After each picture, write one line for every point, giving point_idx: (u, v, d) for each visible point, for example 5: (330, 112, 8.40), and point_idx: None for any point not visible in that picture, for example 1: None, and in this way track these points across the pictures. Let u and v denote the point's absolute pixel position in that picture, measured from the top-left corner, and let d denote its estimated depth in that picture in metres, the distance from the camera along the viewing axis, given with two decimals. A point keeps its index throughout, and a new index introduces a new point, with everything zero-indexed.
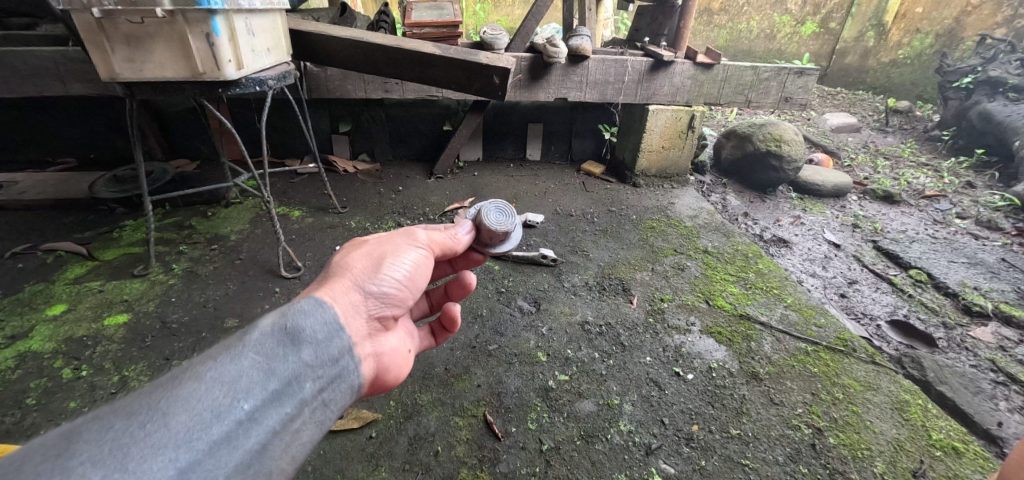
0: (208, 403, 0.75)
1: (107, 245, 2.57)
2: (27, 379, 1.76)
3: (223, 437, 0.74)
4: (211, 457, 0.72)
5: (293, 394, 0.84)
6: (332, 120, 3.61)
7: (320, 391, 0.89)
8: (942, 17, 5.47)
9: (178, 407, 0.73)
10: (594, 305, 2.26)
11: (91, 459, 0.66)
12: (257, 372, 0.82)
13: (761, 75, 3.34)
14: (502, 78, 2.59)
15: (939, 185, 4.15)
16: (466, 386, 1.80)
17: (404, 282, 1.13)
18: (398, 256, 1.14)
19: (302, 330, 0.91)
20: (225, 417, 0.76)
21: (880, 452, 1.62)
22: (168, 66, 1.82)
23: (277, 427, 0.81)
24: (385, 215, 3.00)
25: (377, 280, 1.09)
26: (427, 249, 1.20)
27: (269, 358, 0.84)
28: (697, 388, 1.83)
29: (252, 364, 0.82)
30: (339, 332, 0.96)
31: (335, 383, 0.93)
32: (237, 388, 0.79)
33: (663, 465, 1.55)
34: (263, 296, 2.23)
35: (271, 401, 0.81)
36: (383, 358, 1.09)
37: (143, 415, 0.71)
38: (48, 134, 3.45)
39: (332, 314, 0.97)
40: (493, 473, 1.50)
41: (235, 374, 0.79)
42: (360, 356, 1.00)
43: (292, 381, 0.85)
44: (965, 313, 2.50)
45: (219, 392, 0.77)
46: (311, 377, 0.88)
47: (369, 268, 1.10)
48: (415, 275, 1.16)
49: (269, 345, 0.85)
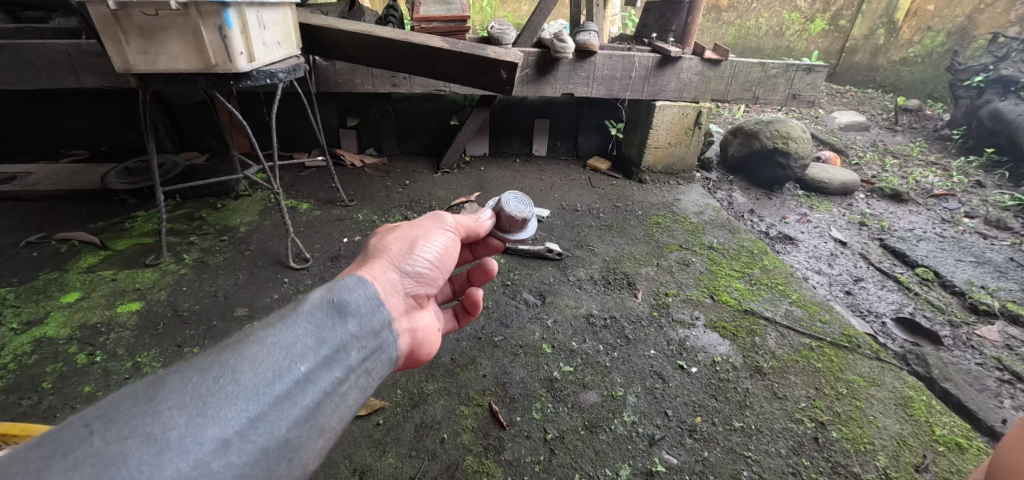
0: (269, 364, 0.78)
1: (119, 235, 2.62)
2: (43, 364, 1.80)
3: (284, 394, 0.77)
4: (275, 410, 0.75)
5: (341, 360, 0.86)
6: (340, 114, 3.63)
7: (364, 360, 0.91)
8: (953, 16, 5.40)
9: (245, 365, 0.77)
10: (599, 299, 2.28)
11: (174, 403, 0.70)
12: (310, 339, 0.84)
13: (769, 72, 3.32)
14: (509, 72, 2.61)
15: (948, 184, 4.13)
16: (471, 376, 1.82)
17: (434, 264, 1.17)
18: (430, 238, 1.19)
19: (348, 303, 0.93)
20: (285, 376, 0.78)
21: (883, 447, 1.63)
22: (181, 58, 1.85)
23: (330, 389, 0.83)
24: (393, 208, 3.03)
25: (411, 260, 1.13)
26: (456, 231, 1.25)
27: (320, 327, 0.87)
28: (701, 381, 1.84)
29: (305, 332, 0.84)
30: (379, 307, 0.98)
31: (378, 353, 0.95)
32: (294, 352, 0.81)
33: (666, 456, 1.57)
34: (273, 286, 2.26)
35: (324, 365, 0.83)
36: (418, 334, 1.10)
37: (216, 370, 0.75)
38: (61, 127, 3.51)
39: (372, 290, 1.00)
40: (498, 461, 1.53)
41: (291, 339, 0.82)
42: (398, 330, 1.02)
43: (341, 349, 0.87)
44: (972, 312, 2.50)
45: (279, 355, 0.80)
46: (357, 346, 0.90)
47: (403, 249, 1.14)
48: (444, 254, 1.20)
49: (320, 315, 0.88)
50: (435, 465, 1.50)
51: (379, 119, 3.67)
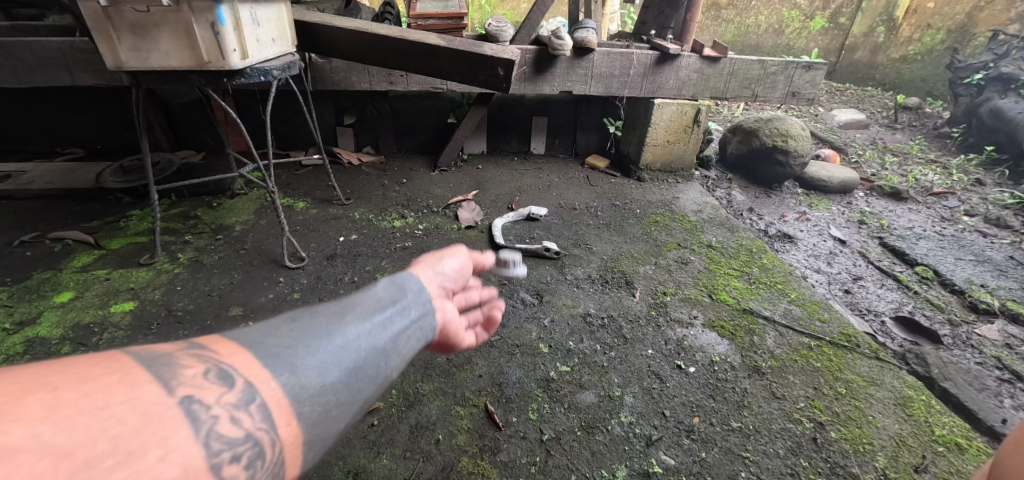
0: (364, 307, 0.91)
1: (114, 234, 2.60)
2: (36, 364, 1.78)
3: (377, 325, 0.89)
4: (373, 333, 0.87)
5: (408, 313, 0.97)
6: (336, 113, 3.61)
7: (423, 318, 1.01)
8: (953, 13, 5.36)
9: (345, 308, 0.89)
10: (596, 298, 2.26)
11: (308, 322, 0.82)
12: (386, 298, 0.97)
13: (768, 70, 3.30)
14: (506, 70, 2.58)
15: (947, 182, 4.12)
16: (467, 376, 1.80)
17: (456, 273, 1.22)
18: (453, 256, 1.26)
19: (406, 283, 1.05)
20: (374, 314, 0.91)
21: (882, 447, 1.61)
22: (173, 55, 1.82)
23: (406, 324, 0.95)
24: (389, 206, 3.01)
25: (441, 263, 1.20)
26: (473, 259, 1.32)
27: (391, 292, 0.99)
28: (699, 381, 1.83)
29: (381, 294, 0.97)
30: (422, 292, 1.05)
31: (430, 316, 1.03)
32: (378, 303, 0.94)
33: (663, 456, 1.55)
34: (268, 286, 2.24)
35: (398, 313, 0.95)
36: (449, 325, 1.11)
37: (327, 307, 0.87)
38: (56, 125, 3.48)
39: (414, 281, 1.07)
40: (494, 462, 1.51)
41: (373, 297, 0.95)
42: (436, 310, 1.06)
43: (407, 307, 0.99)
44: (972, 310, 2.48)
45: (364, 300, 0.93)
46: (417, 308, 1.01)
47: (435, 258, 1.22)
48: (464, 267, 1.26)
49: (389, 287, 1.00)
50: (430, 467, 1.49)
51: (376, 117, 3.65)
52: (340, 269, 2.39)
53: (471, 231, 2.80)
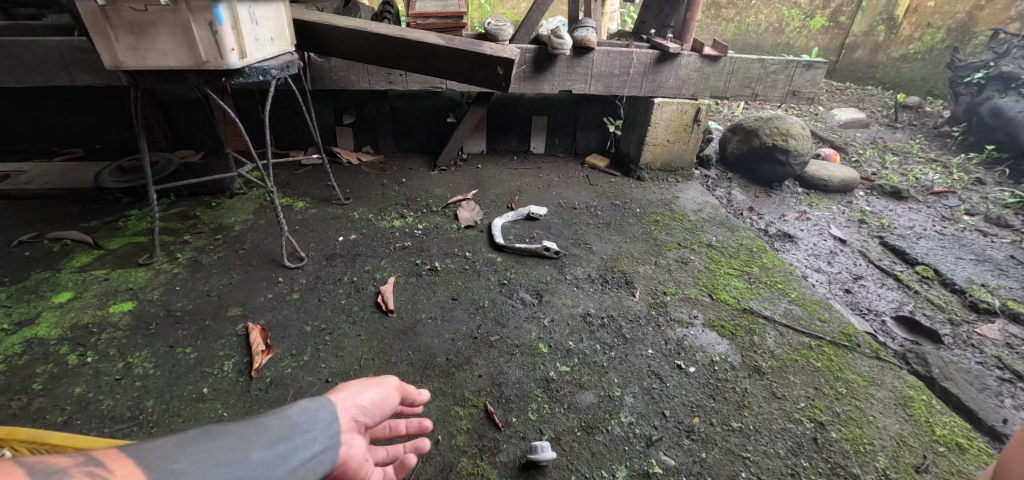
0: (272, 432, 0.94)
1: (113, 235, 2.59)
2: (34, 365, 1.78)
3: (279, 455, 0.92)
4: (271, 463, 0.90)
5: (316, 441, 0.99)
6: (336, 112, 3.60)
7: (332, 448, 1.02)
8: (954, 12, 5.34)
9: (254, 432, 0.93)
10: (596, 298, 2.25)
11: (209, 446, 0.87)
12: (298, 424, 1.00)
13: (768, 69, 3.30)
14: (506, 69, 2.57)
15: (948, 181, 4.11)
16: (466, 376, 1.80)
17: (375, 405, 1.21)
18: (378, 386, 1.26)
19: (322, 408, 1.07)
20: (279, 442, 0.94)
21: (883, 447, 1.61)
22: (171, 54, 1.82)
23: (308, 456, 0.97)
24: (389, 206, 3.00)
25: (362, 393, 1.20)
26: (399, 392, 1.31)
27: (305, 418, 1.02)
28: (699, 381, 1.82)
29: (295, 419, 1.00)
30: (331, 422, 1.05)
31: (336, 449, 1.02)
32: (288, 429, 0.97)
33: (663, 457, 1.55)
34: (267, 286, 2.24)
35: (304, 442, 0.98)
36: (350, 462, 1.06)
37: (235, 429, 0.91)
38: (55, 124, 3.47)
39: (327, 410, 1.07)
40: (493, 463, 1.51)
41: (286, 421, 0.99)
42: (341, 444, 1.04)
43: (318, 434, 1.01)
44: (972, 310, 2.48)
45: (276, 424, 0.97)
46: (328, 435, 1.03)
47: (358, 386, 1.21)
48: (385, 398, 1.25)
49: (305, 411, 1.04)
50: (429, 468, 1.48)
51: (376, 116, 3.65)
52: (340, 268, 2.38)
53: (471, 230, 2.79)
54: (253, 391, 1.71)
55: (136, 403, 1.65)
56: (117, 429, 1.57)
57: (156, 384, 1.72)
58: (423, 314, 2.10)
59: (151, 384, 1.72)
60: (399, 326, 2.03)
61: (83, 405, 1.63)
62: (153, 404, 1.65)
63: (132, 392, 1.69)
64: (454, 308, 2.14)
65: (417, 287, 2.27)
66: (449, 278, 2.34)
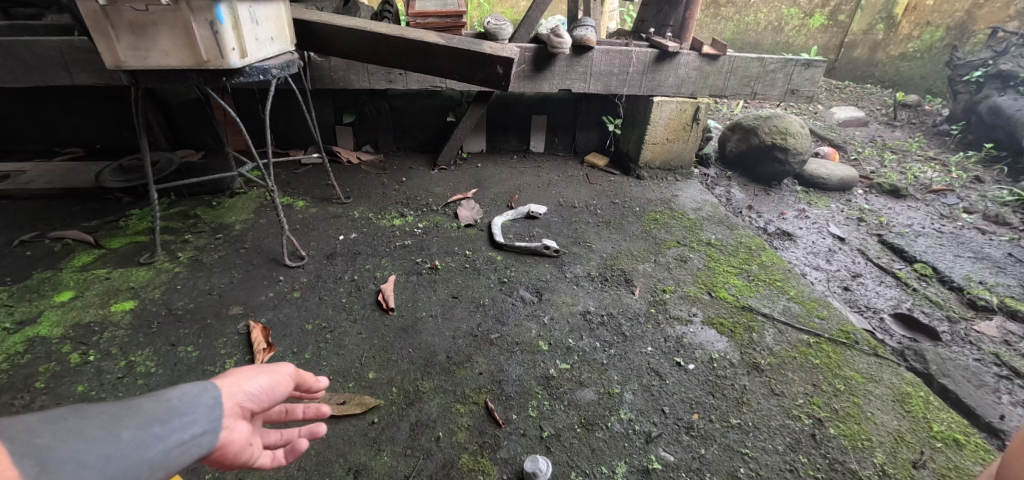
0: (150, 413, 0.85)
1: (114, 234, 2.60)
2: (36, 364, 1.79)
3: (153, 437, 0.83)
4: (142, 447, 0.81)
5: (199, 424, 0.90)
6: (336, 111, 3.61)
7: (214, 432, 0.92)
8: (953, 10, 5.36)
9: (128, 413, 0.83)
10: (596, 296, 2.26)
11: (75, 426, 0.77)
12: (179, 404, 0.89)
13: (767, 67, 3.31)
14: (505, 68, 2.58)
15: (946, 179, 4.12)
16: (467, 374, 1.81)
17: (265, 392, 1.07)
18: (273, 372, 1.11)
19: (209, 390, 0.96)
20: (155, 425, 0.84)
21: (881, 443, 1.62)
22: (172, 54, 1.82)
23: (185, 438, 0.87)
24: (389, 205, 3.01)
25: (253, 377, 1.05)
26: (297, 379, 1.17)
27: (190, 398, 0.92)
28: (698, 378, 1.83)
29: (177, 399, 0.90)
30: (214, 407, 0.94)
31: (215, 433, 0.92)
32: (169, 409, 0.87)
33: (663, 453, 1.56)
34: (268, 285, 2.25)
35: (186, 425, 0.88)
36: (230, 446, 0.96)
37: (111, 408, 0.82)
38: (55, 124, 3.48)
39: (213, 394, 0.95)
40: (494, 459, 1.52)
41: (167, 402, 0.88)
42: (222, 428, 0.94)
43: (203, 417, 0.91)
44: (970, 307, 2.49)
45: (154, 405, 0.86)
46: (214, 417, 0.93)
47: (249, 369, 1.07)
48: (279, 385, 1.11)
49: (190, 391, 0.93)
50: (430, 464, 1.49)
51: (375, 116, 3.65)
52: (340, 267, 2.39)
53: (471, 229, 2.80)
54: None
55: None
56: None
57: (158, 382, 1.73)
58: (424, 312, 2.11)
59: (153, 383, 1.73)
60: (399, 324, 2.04)
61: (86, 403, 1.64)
62: None
63: (134, 390, 1.70)
64: (455, 306, 2.15)
65: (418, 285, 2.28)
66: (449, 276, 2.35)
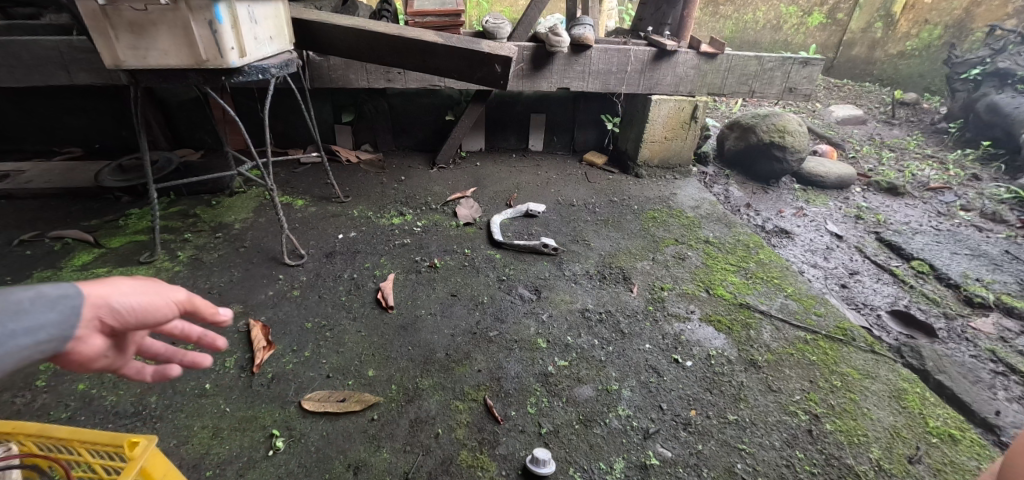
0: None
1: (114, 233, 2.60)
2: (37, 362, 1.79)
3: None
4: None
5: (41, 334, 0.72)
6: (335, 110, 3.62)
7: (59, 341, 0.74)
8: (951, 9, 5.38)
9: None
10: (594, 293, 2.28)
11: None
12: (23, 309, 0.71)
13: (765, 65, 3.32)
14: (504, 67, 2.58)
15: (944, 177, 4.14)
16: (466, 371, 1.82)
17: (139, 312, 0.85)
18: (159, 292, 0.88)
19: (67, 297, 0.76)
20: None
21: (876, 439, 1.63)
22: (171, 53, 1.83)
23: (23, 346, 0.70)
24: (388, 204, 3.02)
25: (127, 290, 0.84)
26: (196, 309, 0.93)
27: (38, 303, 0.73)
28: (696, 374, 1.84)
29: (19, 302, 0.71)
30: (66, 317, 0.75)
31: (55, 344, 0.74)
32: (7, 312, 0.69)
33: (660, 449, 1.57)
34: (267, 283, 2.25)
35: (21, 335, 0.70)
36: (73, 359, 0.79)
37: None
38: (54, 124, 3.48)
39: (69, 301, 0.76)
40: (493, 455, 1.53)
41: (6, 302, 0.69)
42: (69, 339, 0.76)
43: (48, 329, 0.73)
44: (967, 304, 2.51)
45: None
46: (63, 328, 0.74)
47: (128, 281, 0.85)
48: (160, 308, 0.88)
49: (41, 294, 0.73)
50: (429, 460, 1.50)
51: (374, 114, 3.66)
52: (339, 265, 2.40)
53: (469, 228, 2.81)
54: (254, 386, 1.73)
55: (139, 399, 1.66)
56: (120, 424, 1.58)
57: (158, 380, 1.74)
58: (423, 310, 2.12)
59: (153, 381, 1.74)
60: (398, 322, 2.05)
61: (87, 401, 1.65)
62: (156, 400, 1.67)
63: (135, 388, 1.70)
64: (454, 304, 2.16)
65: (417, 283, 2.29)
66: (449, 275, 2.36)
